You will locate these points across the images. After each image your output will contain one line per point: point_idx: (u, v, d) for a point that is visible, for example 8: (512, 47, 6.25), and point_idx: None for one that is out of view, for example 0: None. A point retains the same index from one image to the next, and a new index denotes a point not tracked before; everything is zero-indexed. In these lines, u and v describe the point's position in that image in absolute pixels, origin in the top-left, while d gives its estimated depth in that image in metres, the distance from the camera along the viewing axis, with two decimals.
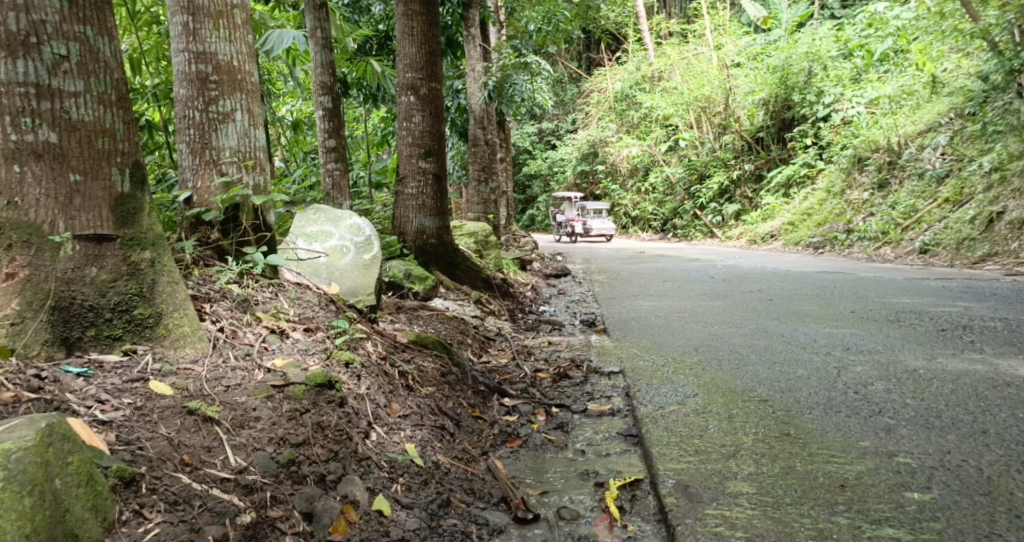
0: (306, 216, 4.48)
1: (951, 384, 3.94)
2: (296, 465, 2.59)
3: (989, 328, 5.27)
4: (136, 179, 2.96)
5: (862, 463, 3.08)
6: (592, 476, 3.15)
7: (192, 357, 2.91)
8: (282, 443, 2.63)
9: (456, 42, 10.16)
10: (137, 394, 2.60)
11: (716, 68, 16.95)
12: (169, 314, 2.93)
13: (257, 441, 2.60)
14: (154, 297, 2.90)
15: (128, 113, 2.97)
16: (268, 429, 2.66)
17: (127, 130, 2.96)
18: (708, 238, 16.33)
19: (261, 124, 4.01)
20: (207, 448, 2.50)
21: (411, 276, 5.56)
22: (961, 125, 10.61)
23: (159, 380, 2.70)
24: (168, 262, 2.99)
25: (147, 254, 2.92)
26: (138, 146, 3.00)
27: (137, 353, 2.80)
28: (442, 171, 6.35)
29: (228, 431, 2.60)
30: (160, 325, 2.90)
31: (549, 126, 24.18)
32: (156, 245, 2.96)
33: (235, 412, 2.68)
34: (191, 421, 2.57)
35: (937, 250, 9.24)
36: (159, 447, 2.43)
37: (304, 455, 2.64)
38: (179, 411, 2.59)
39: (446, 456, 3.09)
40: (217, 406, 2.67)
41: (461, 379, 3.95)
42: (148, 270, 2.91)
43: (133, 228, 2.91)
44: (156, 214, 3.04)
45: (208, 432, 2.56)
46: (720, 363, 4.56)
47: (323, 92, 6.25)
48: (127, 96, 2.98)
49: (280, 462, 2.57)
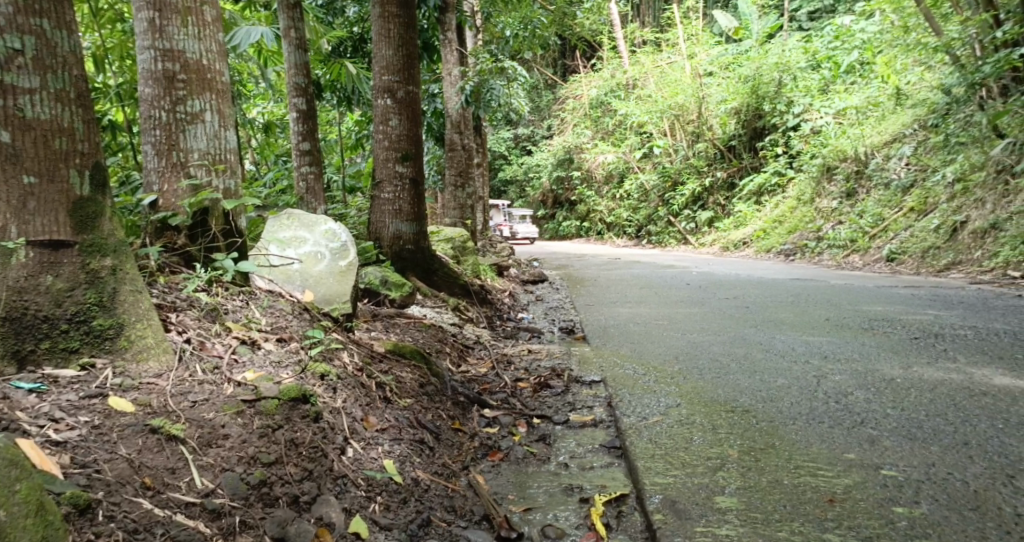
0: (279, 221, 4.34)
1: (930, 394, 3.88)
2: (267, 486, 2.46)
3: (961, 336, 5.24)
4: (96, 182, 2.82)
5: (848, 476, 3.00)
6: (577, 490, 3.04)
7: (155, 372, 2.74)
8: (252, 463, 2.50)
9: (433, 46, 10.05)
10: (95, 411, 2.46)
11: (690, 76, 16.98)
12: (131, 325, 2.77)
13: (225, 461, 2.47)
14: (114, 307, 2.74)
15: (88, 112, 2.82)
16: (238, 447, 2.53)
17: (87, 130, 2.81)
18: (681, 245, 16.28)
19: (232, 125, 3.86)
20: (170, 469, 2.37)
21: (388, 283, 5.43)
22: (924, 136, 10.78)
23: (120, 396, 2.55)
24: (131, 269, 2.83)
25: (107, 261, 2.77)
26: (100, 147, 2.85)
27: (96, 367, 2.64)
28: (420, 176, 6.22)
29: (194, 451, 2.46)
30: (121, 337, 2.73)
31: (525, 132, 24.13)
32: (117, 251, 2.81)
33: (203, 429, 2.54)
34: (154, 440, 2.43)
35: (903, 258, 9.28)
36: (119, 470, 2.30)
37: (276, 475, 2.51)
38: (141, 430, 2.45)
39: (426, 472, 2.96)
40: (182, 423, 2.53)
41: (440, 390, 3.83)
42: (108, 278, 2.75)
43: (93, 233, 2.76)
44: (119, 218, 2.89)
45: (172, 452, 2.42)
46: (701, 371, 4.47)
47: (297, 93, 6.10)
48: (87, 93, 2.82)
49: (251, 483, 2.44)
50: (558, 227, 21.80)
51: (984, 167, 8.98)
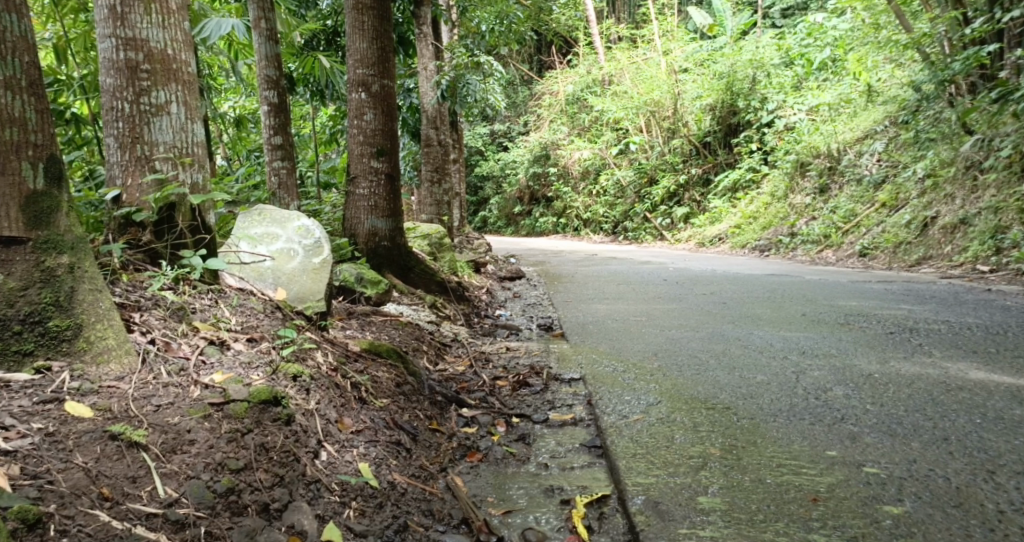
0: (250, 217, 4.23)
1: (908, 389, 3.86)
2: (236, 494, 2.36)
3: (935, 330, 5.24)
4: (52, 175, 2.73)
5: (831, 475, 2.95)
6: (558, 491, 2.96)
7: (116, 375, 2.61)
8: (220, 470, 2.39)
9: (409, 40, 9.93)
10: (51, 418, 2.35)
11: (665, 72, 16.97)
12: (90, 326, 2.64)
13: (191, 468, 2.36)
14: (72, 306, 2.62)
15: (41, 101, 2.73)
16: (204, 454, 2.42)
17: (40, 120, 2.71)
18: (657, 241, 16.23)
19: (200, 118, 3.73)
20: (131, 478, 2.26)
21: (364, 280, 5.32)
22: (896, 132, 10.87)
23: (77, 401, 2.44)
24: (90, 267, 2.73)
25: (64, 259, 2.66)
26: (55, 137, 2.75)
27: (52, 371, 2.52)
28: (396, 171, 6.11)
29: (157, 458, 2.35)
30: (79, 338, 2.61)
31: (501, 128, 24.02)
32: (75, 247, 2.71)
33: (167, 435, 2.43)
34: (114, 447, 2.32)
35: (875, 254, 9.32)
36: (74, 479, 2.19)
37: (245, 481, 2.41)
38: (99, 437, 2.34)
39: (403, 475, 2.87)
40: (145, 429, 2.42)
41: (418, 390, 3.73)
42: (65, 276, 2.65)
43: (49, 229, 2.67)
44: (76, 214, 2.80)
45: (133, 459, 2.31)
46: (681, 368, 4.42)
47: (268, 86, 5.95)
48: (41, 81, 2.73)
49: (218, 491, 2.33)
50: (535, 223, 21.59)
51: (953, 162, 9.05)
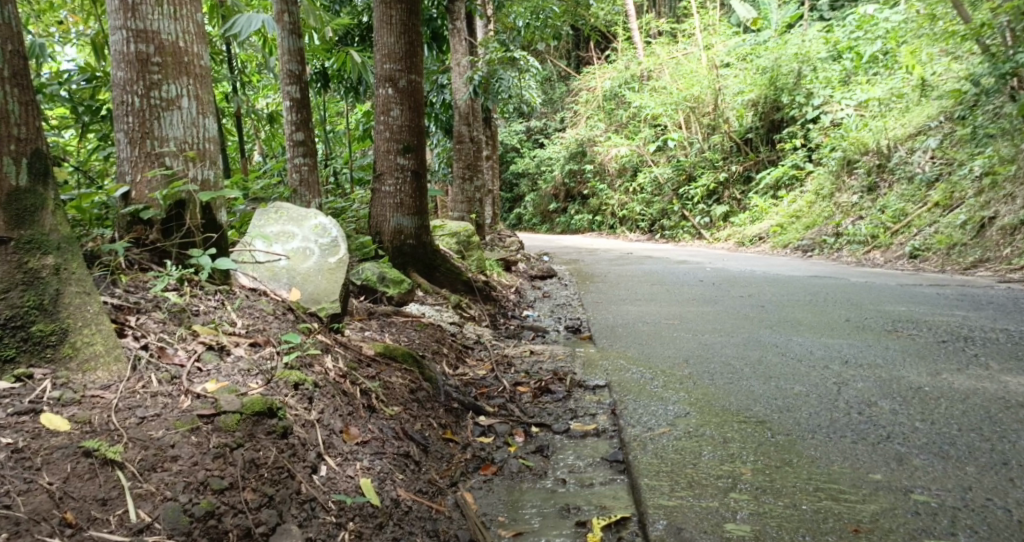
0: (266, 214, 4.12)
1: (963, 405, 3.60)
2: (216, 517, 2.32)
3: (991, 340, 4.95)
4: (36, 171, 2.69)
5: (875, 502, 2.73)
6: (574, 512, 2.80)
7: (102, 383, 2.59)
8: (201, 490, 2.36)
9: (441, 35, 9.79)
10: (23, 432, 2.34)
11: (706, 67, 16.65)
12: (76, 331, 2.62)
13: (169, 489, 2.33)
14: (57, 310, 2.60)
15: (25, 93, 2.69)
16: (186, 472, 2.39)
17: (25, 113, 2.69)
18: (695, 239, 15.88)
19: (213, 113, 3.63)
20: (101, 501, 2.24)
21: (386, 279, 5.19)
22: (951, 128, 10.47)
23: (54, 413, 2.42)
24: (76, 269, 2.71)
25: (49, 260, 2.64)
26: (41, 130, 2.72)
27: (34, 378, 2.51)
28: (422, 168, 5.98)
29: (133, 477, 2.32)
30: (65, 343, 2.59)
31: (537, 124, 23.85)
32: (61, 248, 2.68)
33: (147, 451, 2.41)
34: (86, 465, 2.30)
35: (927, 256, 8.98)
36: (37, 502, 2.18)
37: (228, 503, 2.37)
38: (72, 454, 2.32)
39: (408, 491, 2.78)
40: (122, 445, 2.39)
41: (432, 396, 3.58)
42: (50, 278, 2.62)
43: (33, 228, 2.63)
44: (64, 212, 2.78)
45: (106, 479, 2.29)
46: (713, 377, 4.20)
47: (291, 81, 5.88)
48: (25, 70, 2.71)
49: (195, 514, 2.30)
50: (570, 221, 21.34)
51: (1014, 160, 8.69)
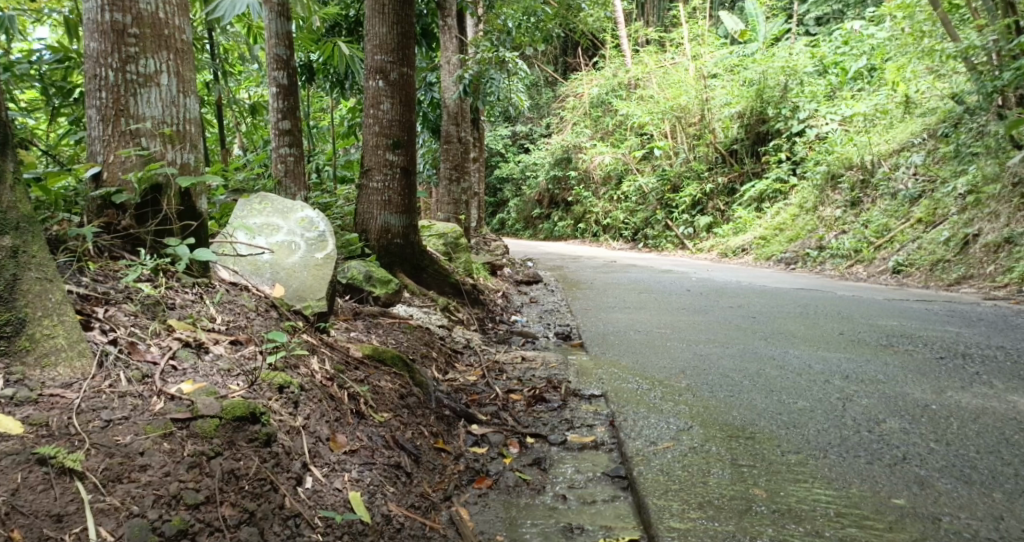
0: (249, 204, 3.87)
1: (976, 425, 3.43)
2: (189, 537, 2.11)
3: (990, 357, 4.81)
4: None
5: (904, 531, 2.56)
6: (577, 532, 2.59)
7: (64, 381, 2.36)
8: (173, 505, 2.14)
9: (431, 33, 9.55)
10: None
11: (693, 77, 16.54)
12: (35, 321, 2.38)
13: (137, 502, 2.11)
14: (14, 298, 2.37)
15: None
16: (156, 483, 2.17)
17: None
18: (677, 250, 15.73)
19: (193, 92, 3.40)
20: (57, 517, 2.02)
21: (372, 279, 4.94)
22: (934, 145, 10.41)
23: (7, 413, 2.18)
24: (39, 253, 2.48)
25: (7, 241, 2.42)
26: None
27: None
28: (411, 165, 5.74)
29: (96, 489, 2.10)
30: (21, 336, 2.35)
31: (523, 130, 23.70)
32: (19, 227, 2.47)
33: (113, 459, 2.18)
34: (41, 474, 2.08)
35: (910, 271, 8.88)
36: None
37: (203, 520, 2.16)
38: (24, 462, 2.09)
39: (398, 505, 2.57)
40: (84, 452, 2.16)
41: (423, 402, 3.35)
42: (8, 263, 2.40)
43: None
44: (24, 188, 2.57)
45: (62, 491, 2.07)
46: (713, 389, 4.01)
47: (277, 67, 5.64)
48: None
49: (166, 534, 2.08)
50: (554, 228, 21.13)
51: (998, 178, 8.61)
